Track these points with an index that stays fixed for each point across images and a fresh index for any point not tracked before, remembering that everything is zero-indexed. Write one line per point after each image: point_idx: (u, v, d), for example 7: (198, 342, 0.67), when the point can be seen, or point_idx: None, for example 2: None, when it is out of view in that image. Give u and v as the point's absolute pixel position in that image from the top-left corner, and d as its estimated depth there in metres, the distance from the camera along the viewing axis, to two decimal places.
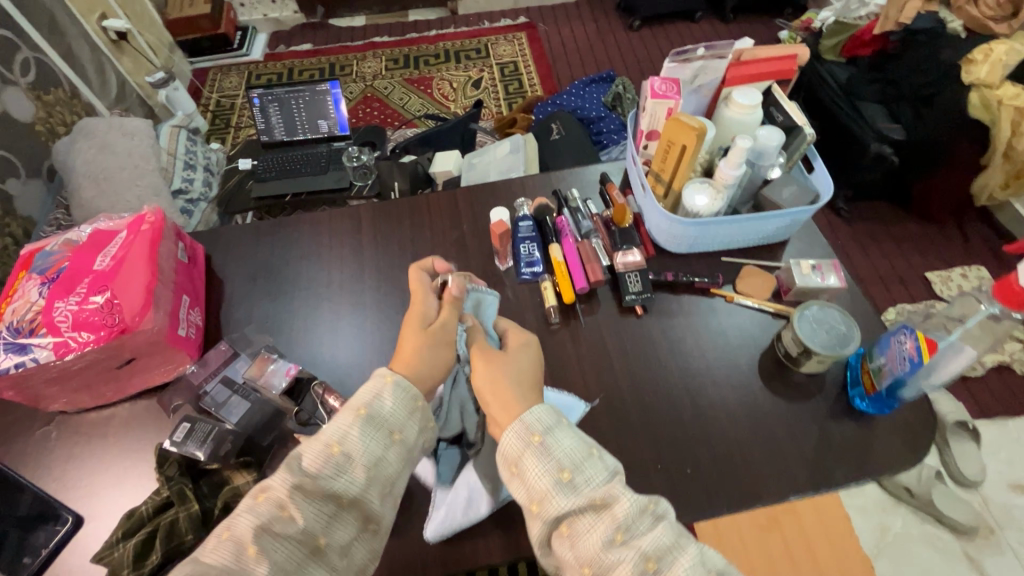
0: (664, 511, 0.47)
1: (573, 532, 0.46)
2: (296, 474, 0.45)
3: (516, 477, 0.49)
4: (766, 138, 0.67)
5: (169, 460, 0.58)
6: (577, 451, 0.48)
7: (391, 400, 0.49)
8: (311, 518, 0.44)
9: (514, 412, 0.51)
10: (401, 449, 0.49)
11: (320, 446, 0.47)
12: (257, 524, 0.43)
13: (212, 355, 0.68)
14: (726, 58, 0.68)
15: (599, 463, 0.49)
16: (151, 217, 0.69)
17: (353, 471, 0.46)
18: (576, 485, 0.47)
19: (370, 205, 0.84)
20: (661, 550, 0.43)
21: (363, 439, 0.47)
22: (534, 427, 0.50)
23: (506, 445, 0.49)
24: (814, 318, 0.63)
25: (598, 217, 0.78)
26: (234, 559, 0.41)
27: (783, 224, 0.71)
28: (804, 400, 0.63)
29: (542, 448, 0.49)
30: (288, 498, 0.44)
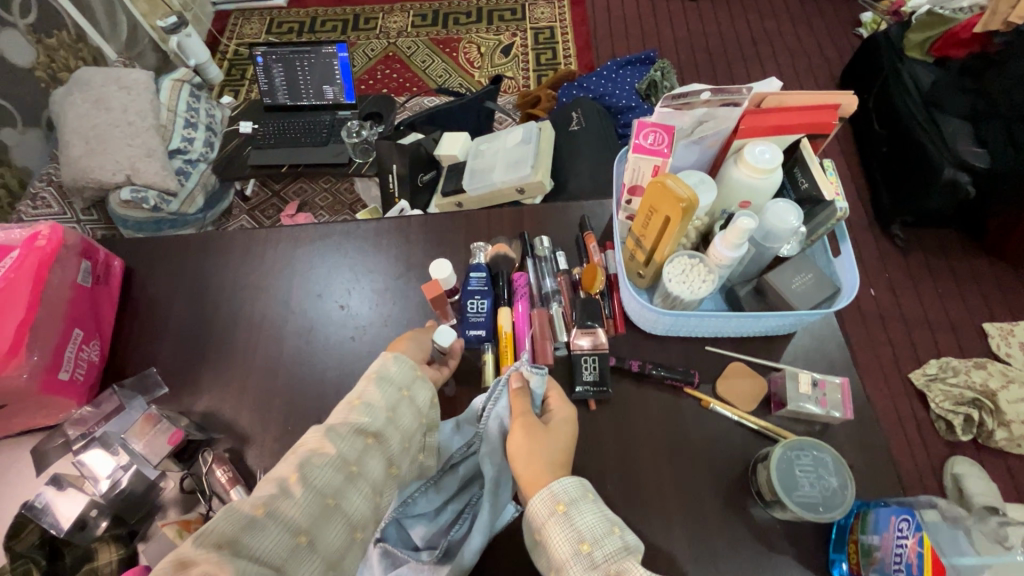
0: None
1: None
2: (324, 426, 0.46)
3: (539, 544, 0.44)
4: (780, 217, 0.53)
5: (29, 526, 0.53)
6: (601, 522, 0.43)
7: (399, 366, 0.52)
8: (344, 447, 0.45)
9: (540, 478, 0.46)
10: (413, 403, 0.51)
11: (343, 403, 0.49)
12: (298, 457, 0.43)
13: (105, 398, 0.60)
14: (739, 105, 0.52)
15: (621, 537, 0.42)
16: (46, 234, 0.61)
17: (377, 412, 0.48)
18: (594, 561, 0.41)
19: (313, 226, 0.73)
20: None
21: (376, 393, 0.50)
22: (559, 495, 0.44)
23: (530, 509, 0.45)
24: (800, 466, 0.49)
25: (565, 276, 0.65)
26: (280, 488, 0.41)
27: (787, 320, 0.57)
28: (771, 552, 0.51)
29: (565, 518, 0.43)
30: (324, 435, 0.45)
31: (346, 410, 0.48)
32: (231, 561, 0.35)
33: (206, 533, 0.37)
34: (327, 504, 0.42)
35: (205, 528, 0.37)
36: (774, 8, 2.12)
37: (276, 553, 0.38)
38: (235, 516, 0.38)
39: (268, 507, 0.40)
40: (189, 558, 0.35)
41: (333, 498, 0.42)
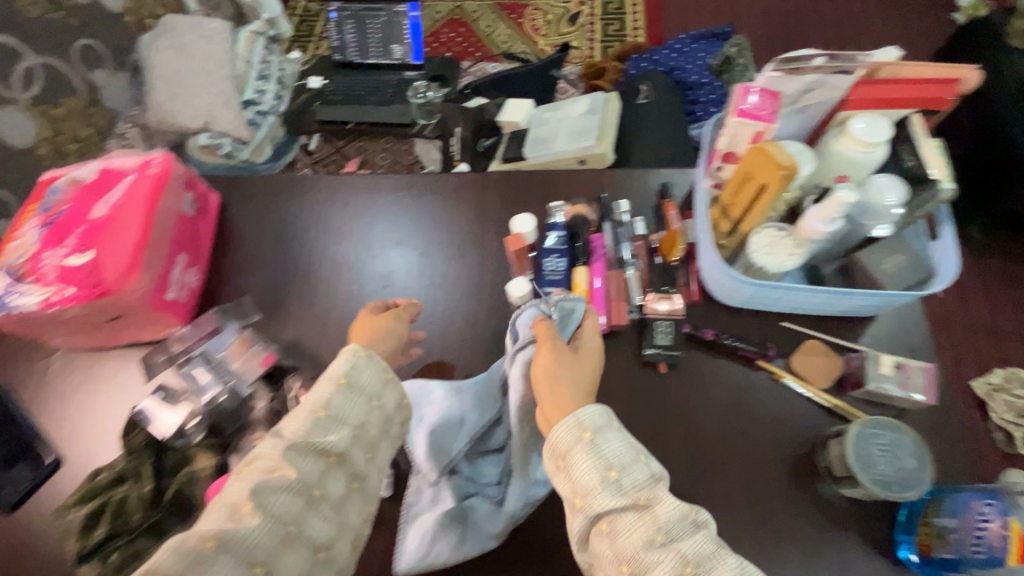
0: (706, 519, 0.43)
1: (613, 530, 0.42)
2: (284, 442, 0.46)
3: (562, 470, 0.45)
4: (880, 193, 0.51)
5: (138, 427, 0.58)
6: (627, 450, 0.45)
7: (370, 369, 0.51)
8: (305, 472, 0.45)
9: (568, 406, 0.47)
10: (381, 414, 0.51)
11: (305, 413, 0.48)
12: (251, 484, 0.43)
13: (203, 321, 0.65)
14: (852, 73, 0.50)
15: (644, 465, 0.45)
16: (158, 163, 0.65)
17: (342, 430, 0.48)
18: (622, 486, 0.43)
19: (395, 176, 0.76)
20: (700, 557, 0.40)
21: (345, 403, 0.49)
22: (585, 423, 0.46)
23: (556, 436, 0.45)
24: (877, 444, 0.49)
25: (643, 241, 0.65)
26: (230, 518, 0.42)
27: (874, 301, 0.56)
28: (836, 528, 0.51)
29: (592, 445, 0.44)
30: (283, 457, 0.45)
31: (309, 424, 0.47)
32: None
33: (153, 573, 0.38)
34: (289, 532, 0.43)
35: (149, 569, 0.37)
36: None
37: None
38: (183, 551, 0.38)
39: (218, 540, 0.40)
40: None
41: (294, 525, 0.43)
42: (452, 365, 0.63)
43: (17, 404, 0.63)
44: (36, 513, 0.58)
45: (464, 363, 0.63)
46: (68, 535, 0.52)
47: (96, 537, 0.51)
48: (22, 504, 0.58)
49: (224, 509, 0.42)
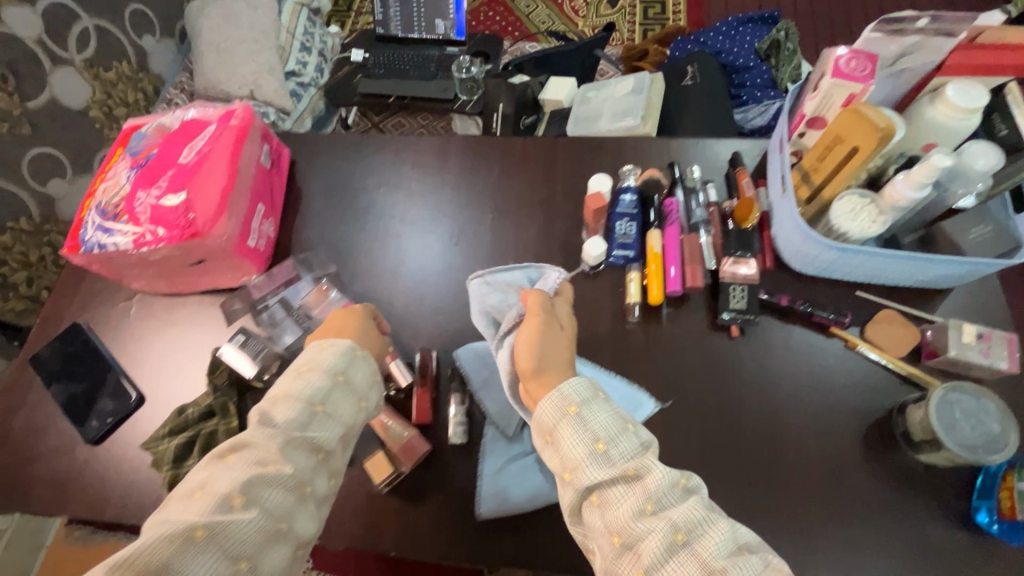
0: (698, 486, 0.41)
1: (604, 502, 0.41)
2: (280, 432, 0.43)
3: (550, 447, 0.45)
4: (974, 159, 0.51)
5: (220, 368, 0.59)
6: (614, 421, 0.44)
7: (363, 369, 0.50)
8: (301, 471, 0.42)
9: (553, 383, 0.47)
10: (365, 415, 0.49)
11: (300, 404, 0.45)
12: (246, 476, 0.40)
13: (279, 271, 0.66)
14: (955, 37, 0.50)
15: (634, 434, 0.44)
16: (240, 114, 0.66)
17: (334, 428, 0.45)
18: (610, 457, 0.42)
19: (462, 140, 0.76)
20: (692, 523, 0.39)
21: (340, 401, 0.47)
22: (570, 397, 0.45)
23: (540, 415, 0.45)
24: (960, 409, 0.49)
25: (716, 207, 0.65)
26: (218, 509, 0.38)
27: (955, 272, 0.56)
28: (911, 494, 0.52)
29: (578, 418, 0.43)
30: (281, 451, 0.42)
31: (305, 416, 0.44)
32: None
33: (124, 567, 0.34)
34: (279, 529, 0.39)
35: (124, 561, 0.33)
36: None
37: None
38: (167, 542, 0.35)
39: (208, 531, 0.36)
40: None
41: (285, 522, 0.40)
42: None
43: (100, 343, 0.66)
44: (118, 446, 0.59)
45: None
46: (160, 464, 0.54)
47: (187, 467, 0.53)
48: (106, 437, 0.60)
49: (211, 499, 0.38)
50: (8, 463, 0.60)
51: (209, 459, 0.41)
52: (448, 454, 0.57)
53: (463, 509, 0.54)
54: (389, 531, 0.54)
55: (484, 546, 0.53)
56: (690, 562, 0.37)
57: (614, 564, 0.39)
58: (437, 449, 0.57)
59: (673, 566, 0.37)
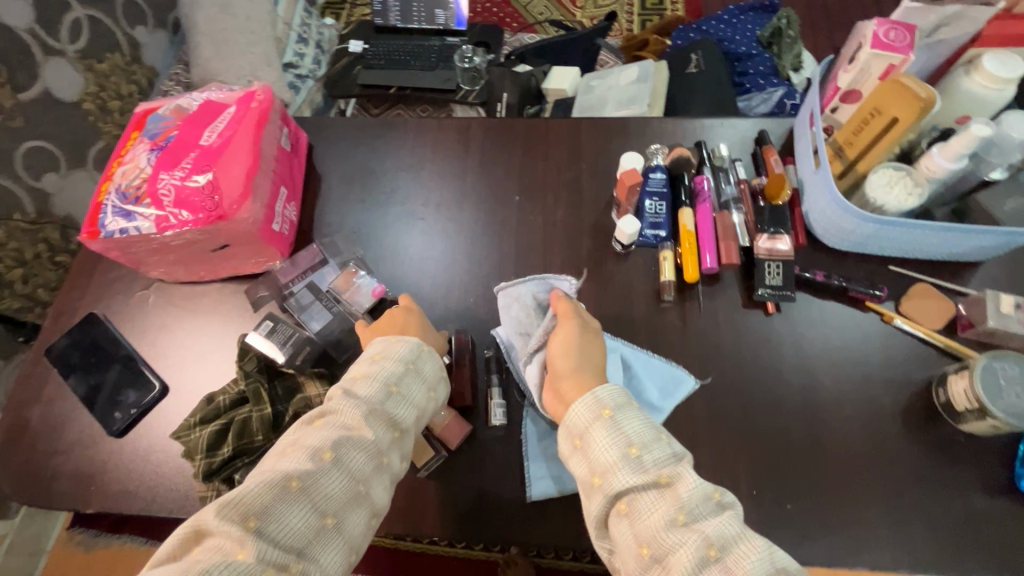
0: (732, 504, 0.40)
1: (633, 510, 0.40)
2: (363, 406, 0.45)
3: (579, 450, 0.44)
4: (1012, 129, 0.51)
5: (249, 354, 0.57)
6: (648, 427, 0.43)
7: (434, 361, 0.50)
8: (378, 441, 0.44)
9: (587, 385, 0.47)
10: (435, 402, 0.49)
11: (378, 383, 0.46)
12: (333, 438, 0.42)
13: (303, 256, 0.64)
14: (992, 7, 0.50)
15: (667, 443, 0.43)
16: (261, 96, 0.64)
17: (409, 409, 0.47)
18: (643, 463, 0.41)
19: (481, 121, 0.74)
20: (726, 539, 0.37)
21: (415, 385, 0.47)
22: (604, 400, 0.45)
23: (573, 416, 0.45)
24: (1009, 378, 0.49)
25: (747, 184, 0.65)
26: (311, 462, 0.40)
27: (989, 244, 0.56)
28: (954, 464, 0.52)
29: (612, 421, 0.43)
30: (364, 420, 0.44)
31: (383, 394, 0.46)
32: (254, 542, 0.35)
33: (231, 503, 0.37)
34: (359, 492, 0.42)
35: (231, 499, 0.37)
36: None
37: (300, 535, 0.38)
38: (267, 487, 0.38)
39: (302, 482, 0.39)
40: (213, 526, 0.36)
41: (363, 485, 0.42)
42: None
43: (119, 333, 0.63)
44: (144, 437, 0.58)
45: None
46: (191, 455, 0.52)
47: (222, 455, 0.51)
48: (131, 429, 0.58)
49: (304, 452, 0.41)
50: (28, 459, 0.58)
51: (302, 422, 0.44)
52: (486, 438, 0.56)
53: (504, 491, 0.53)
54: (431, 514, 0.53)
55: (530, 528, 0.52)
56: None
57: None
58: (475, 432, 0.56)
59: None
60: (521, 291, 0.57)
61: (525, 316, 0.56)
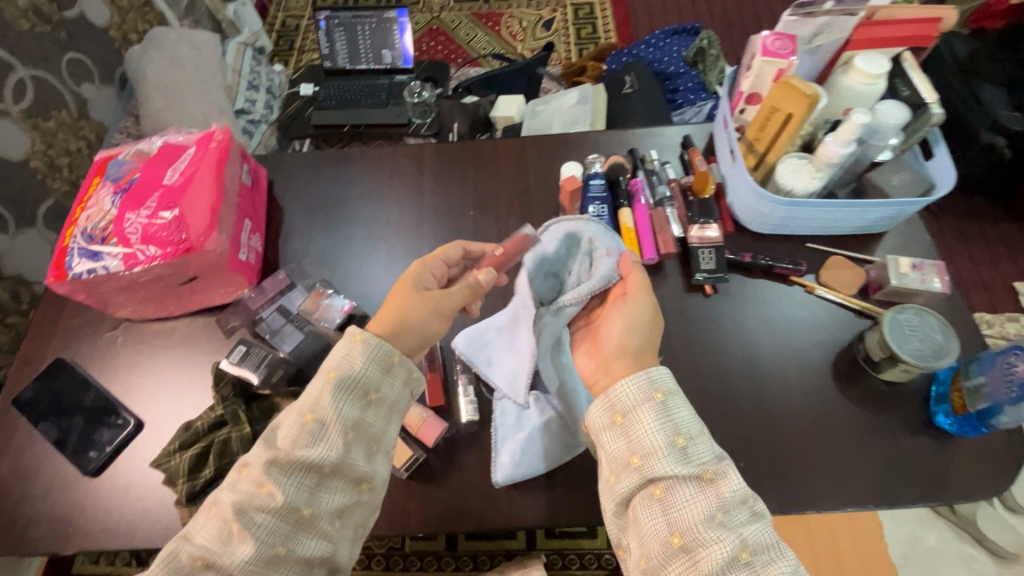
0: (763, 510, 0.44)
1: (669, 497, 0.42)
2: (271, 449, 0.43)
3: (619, 427, 0.45)
4: (885, 116, 0.60)
5: (225, 379, 0.59)
6: (694, 418, 0.45)
7: (363, 360, 0.45)
8: (291, 492, 0.42)
9: (640, 361, 0.48)
10: (381, 407, 0.46)
11: (293, 415, 0.44)
12: (236, 500, 0.42)
13: (270, 283, 0.68)
14: (855, 16, 0.59)
15: (707, 437, 0.45)
16: (219, 135, 0.67)
17: (331, 438, 0.43)
18: (687, 454, 0.44)
19: (433, 146, 0.79)
20: (759, 545, 0.41)
21: (338, 404, 0.44)
22: (657, 383, 0.46)
23: (622, 392, 0.45)
24: (908, 325, 0.57)
25: (676, 183, 0.72)
26: (218, 540, 0.42)
27: (884, 215, 0.64)
28: (882, 411, 0.58)
29: (662, 406, 0.45)
30: (265, 474, 0.42)
31: (297, 430, 0.43)
32: None
33: None
34: (276, 554, 0.42)
35: None
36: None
37: None
38: (175, 567, 0.41)
39: (205, 562, 0.41)
40: None
41: (283, 546, 0.42)
42: None
43: (89, 375, 0.64)
44: (121, 473, 0.58)
45: None
46: (174, 480, 0.54)
47: (204, 476, 0.53)
48: (107, 467, 0.58)
49: (216, 526, 0.42)
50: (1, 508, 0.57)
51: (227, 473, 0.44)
52: (461, 435, 0.59)
53: (482, 482, 0.56)
54: (414, 514, 0.55)
55: (508, 513, 0.55)
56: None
57: (664, 561, 0.41)
58: (450, 433, 0.59)
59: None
60: (580, 231, 0.55)
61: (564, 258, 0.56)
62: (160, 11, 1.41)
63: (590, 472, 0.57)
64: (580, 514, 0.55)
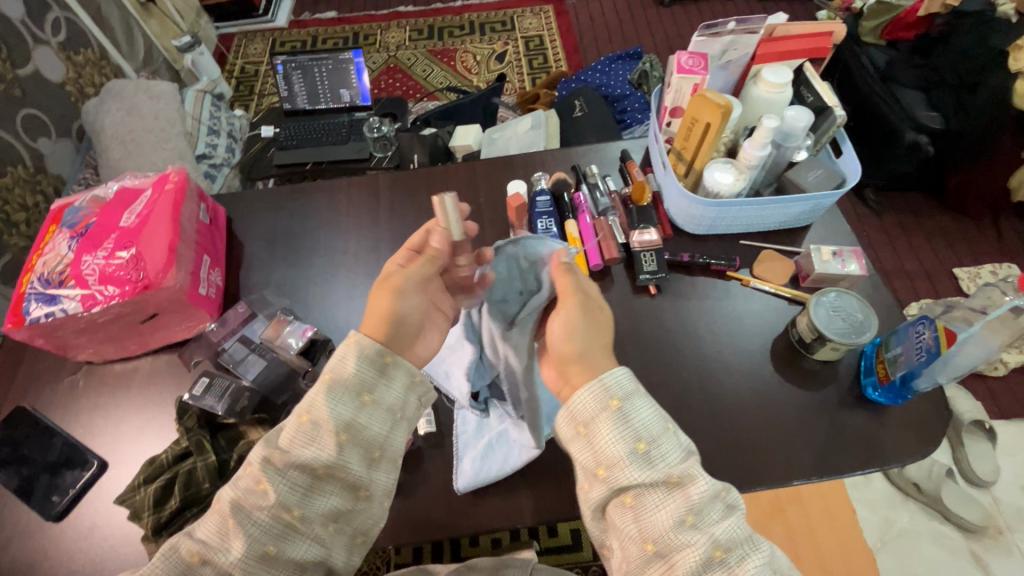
0: (737, 501, 0.43)
1: (639, 504, 0.42)
2: (270, 446, 0.44)
3: (582, 437, 0.45)
4: (794, 119, 0.65)
5: (189, 412, 0.60)
6: (657, 420, 0.44)
7: (358, 361, 0.46)
8: (284, 491, 0.43)
9: (594, 370, 0.46)
10: (376, 409, 0.46)
11: (291, 416, 0.45)
12: (235, 496, 0.43)
13: (231, 315, 0.69)
14: (757, 33, 0.66)
15: (672, 437, 0.44)
16: (174, 177, 0.70)
17: (323, 439, 0.44)
18: (651, 460, 0.43)
19: (387, 175, 0.82)
20: (733, 542, 0.41)
21: (331, 405, 0.44)
22: (614, 390, 0.44)
23: (579, 404, 0.44)
24: (831, 305, 0.62)
25: (616, 194, 0.76)
26: (218, 536, 0.43)
27: (805, 208, 0.70)
28: (817, 388, 0.62)
29: (619, 414, 0.43)
30: (262, 471, 0.43)
31: (294, 430, 0.44)
32: None
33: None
34: (267, 552, 0.43)
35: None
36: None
37: None
38: (174, 562, 0.43)
39: (202, 556, 0.43)
40: None
41: (274, 545, 0.43)
42: None
43: (50, 421, 0.64)
44: (86, 514, 0.58)
45: None
46: (139, 514, 0.54)
47: (170, 508, 0.54)
48: (71, 510, 0.58)
49: (215, 519, 0.43)
50: None
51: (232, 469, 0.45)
52: (426, 447, 0.61)
53: (450, 490, 0.58)
54: (383, 527, 0.56)
55: (475, 516, 0.57)
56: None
57: (641, 567, 0.41)
58: (415, 445, 0.61)
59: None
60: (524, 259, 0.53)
61: (518, 280, 0.53)
62: (117, 64, 1.43)
63: (552, 470, 0.59)
64: (544, 512, 0.57)
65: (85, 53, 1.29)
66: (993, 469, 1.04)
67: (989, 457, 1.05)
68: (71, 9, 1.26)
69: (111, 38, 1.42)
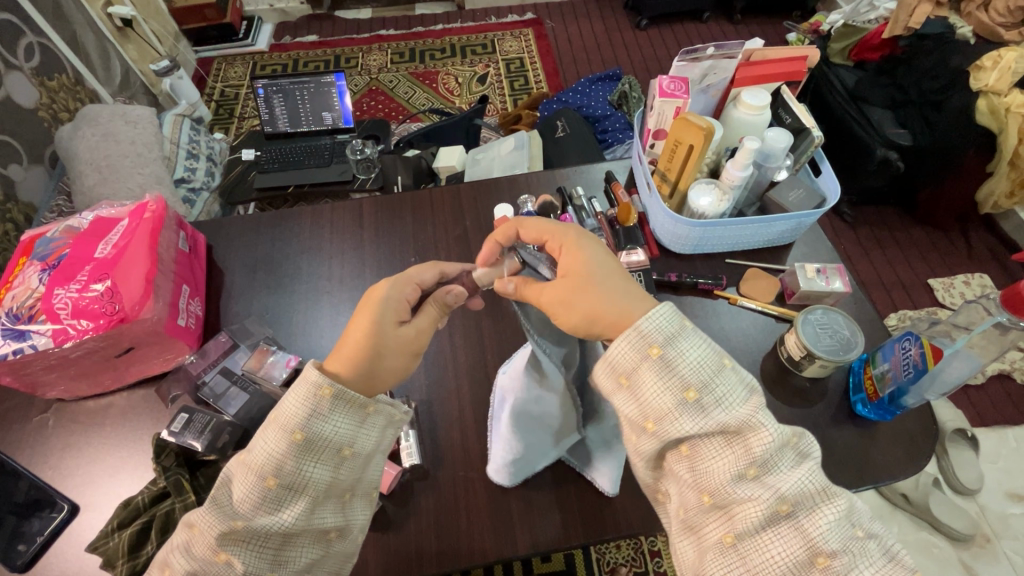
0: (810, 449, 0.38)
1: (695, 454, 0.37)
2: (227, 517, 0.39)
3: (625, 390, 0.39)
4: (774, 140, 0.66)
5: (166, 450, 0.57)
6: (710, 361, 0.38)
7: (332, 417, 0.41)
8: (253, 561, 0.39)
9: (629, 316, 0.40)
10: (355, 463, 0.43)
11: (252, 478, 0.39)
12: (191, 568, 0.39)
13: (212, 346, 0.67)
14: (735, 58, 0.68)
15: (731, 375, 0.38)
16: (153, 206, 0.68)
17: (297, 502, 0.40)
18: (705, 407, 0.37)
19: (372, 199, 0.81)
20: (801, 496, 0.35)
21: (306, 465, 0.40)
22: (652, 336, 0.38)
23: (616, 355, 0.39)
24: (818, 323, 0.63)
25: (603, 215, 0.76)
26: None
27: (788, 226, 0.71)
28: (808, 406, 0.62)
29: (663, 362, 0.38)
30: (219, 544, 0.39)
31: (258, 495, 0.39)
32: None
33: None
34: None
35: None
36: (716, 21, 2.23)
37: None
38: None
39: None
40: None
41: None
42: (462, 349, 0.68)
43: (15, 461, 0.60)
44: (55, 561, 0.55)
45: (468, 340, 0.68)
46: (113, 562, 0.51)
47: (145, 554, 0.51)
48: (38, 558, 0.55)
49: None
50: None
51: (181, 536, 0.41)
52: (415, 478, 0.59)
53: (439, 524, 0.56)
54: (372, 567, 0.54)
55: (466, 548, 0.55)
56: (794, 535, 0.34)
57: (698, 519, 0.37)
58: (403, 478, 0.59)
59: (771, 536, 0.35)
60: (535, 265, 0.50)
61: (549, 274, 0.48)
62: (93, 89, 1.41)
63: (542, 497, 0.58)
64: (537, 541, 0.55)
65: (59, 78, 1.27)
66: (977, 477, 1.05)
67: (973, 465, 1.06)
68: (45, 34, 1.24)
69: (87, 63, 1.40)
